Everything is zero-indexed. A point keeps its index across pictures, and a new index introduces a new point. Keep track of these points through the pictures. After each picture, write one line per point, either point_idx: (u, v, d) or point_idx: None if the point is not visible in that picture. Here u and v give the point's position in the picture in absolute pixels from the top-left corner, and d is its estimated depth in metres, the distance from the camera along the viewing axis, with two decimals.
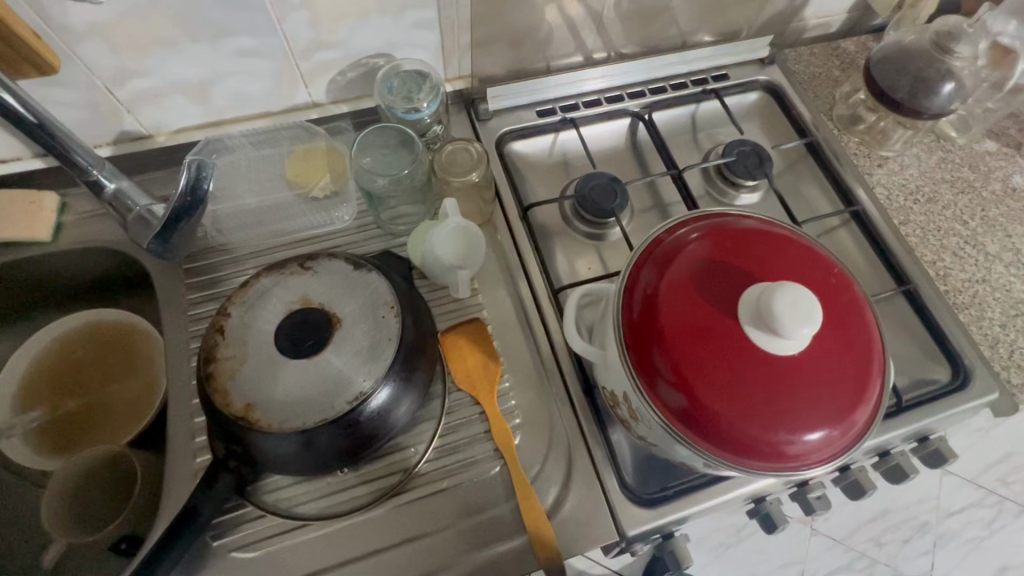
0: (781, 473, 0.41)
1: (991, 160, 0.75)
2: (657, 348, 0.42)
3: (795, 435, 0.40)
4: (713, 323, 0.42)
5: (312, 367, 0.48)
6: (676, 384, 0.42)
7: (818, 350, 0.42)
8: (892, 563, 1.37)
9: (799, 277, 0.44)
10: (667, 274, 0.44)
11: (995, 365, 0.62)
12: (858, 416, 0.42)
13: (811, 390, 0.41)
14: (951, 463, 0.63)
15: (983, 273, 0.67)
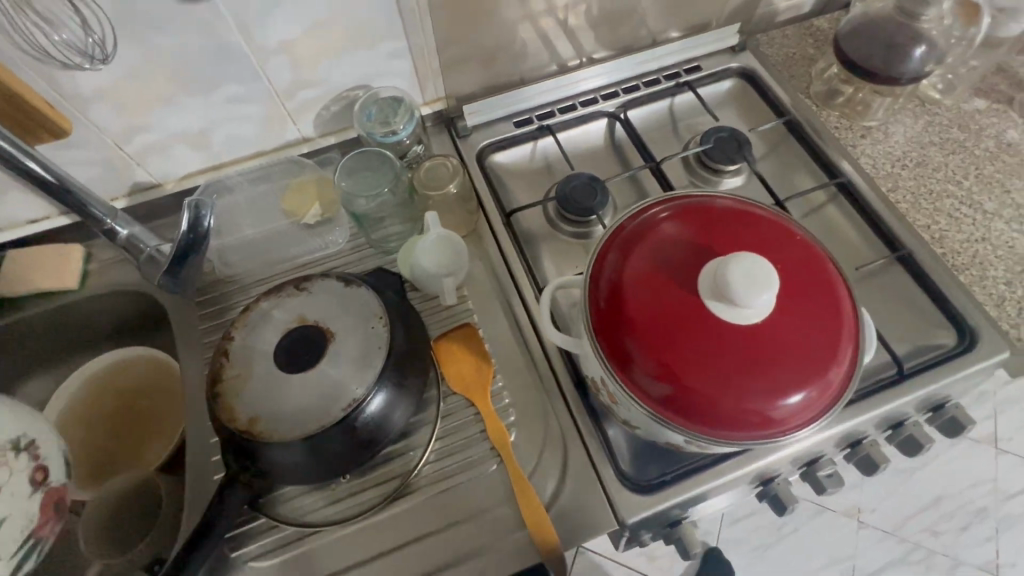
0: (761, 442, 0.42)
1: (981, 118, 0.74)
2: (630, 338, 0.43)
3: (768, 402, 0.41)
4: (680, 304, 0.42)
5: (309, 379, 0.51)
6: (652, 370, 0.42)
7: (786, 315, 0.42)
8: (952, 553, 1.29)
9: (760, 249, 0.44)
10: (629, 261, 0.45)
11: (1004, 324, 0.59)
12: (832, 376, 0.42)
13: (781, 357, 0.41)
14: (969, 430, 0.61)
15: (983, 231, 0.65)
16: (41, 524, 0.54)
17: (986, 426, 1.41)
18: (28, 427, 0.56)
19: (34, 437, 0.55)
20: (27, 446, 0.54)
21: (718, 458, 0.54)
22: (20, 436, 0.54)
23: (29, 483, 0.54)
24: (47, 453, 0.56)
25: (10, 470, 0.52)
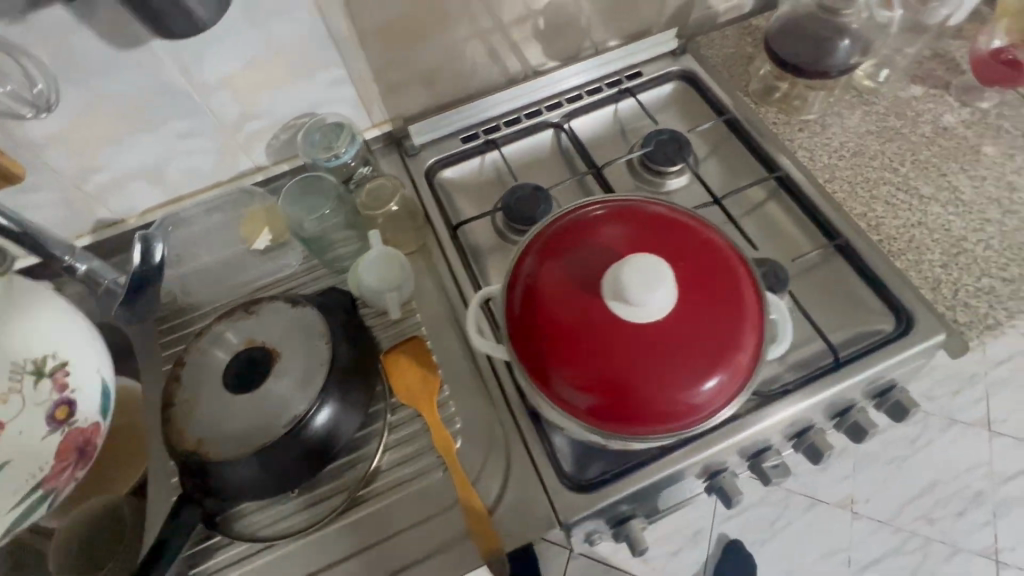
0: (678, 433, 0.44)
1: (918, 104, 0.75)
2: (545, 350, 0.45)
3: (679, 395, 0.43)
4: (587, 311, 0.44)
5: (253, 398, 0.53)
6: (568, 379, 0.44)
7: (689, 308, 0.44)
8: (950, 540, 1.27)
9: (663, 249, 0.46)
10: (539, 276, 0.46)
11: (939, 307, 0.60)
12: (737, 363, 0.44)
13: (686, 351, 0.43)
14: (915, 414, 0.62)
15: (919, 216, 0.66)
16: (52, 475, 0.52)
17: (978, 408, 1.40)
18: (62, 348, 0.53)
19: (65, 360, 0.53)
20: (52, 372, 0.52)
21: (656, 454, 0.55)
22: (47, 357, 0.52)
23: (47, 419, 0.51)
24: (78, 384, 0.53)
25: (25, 399, 0.50)
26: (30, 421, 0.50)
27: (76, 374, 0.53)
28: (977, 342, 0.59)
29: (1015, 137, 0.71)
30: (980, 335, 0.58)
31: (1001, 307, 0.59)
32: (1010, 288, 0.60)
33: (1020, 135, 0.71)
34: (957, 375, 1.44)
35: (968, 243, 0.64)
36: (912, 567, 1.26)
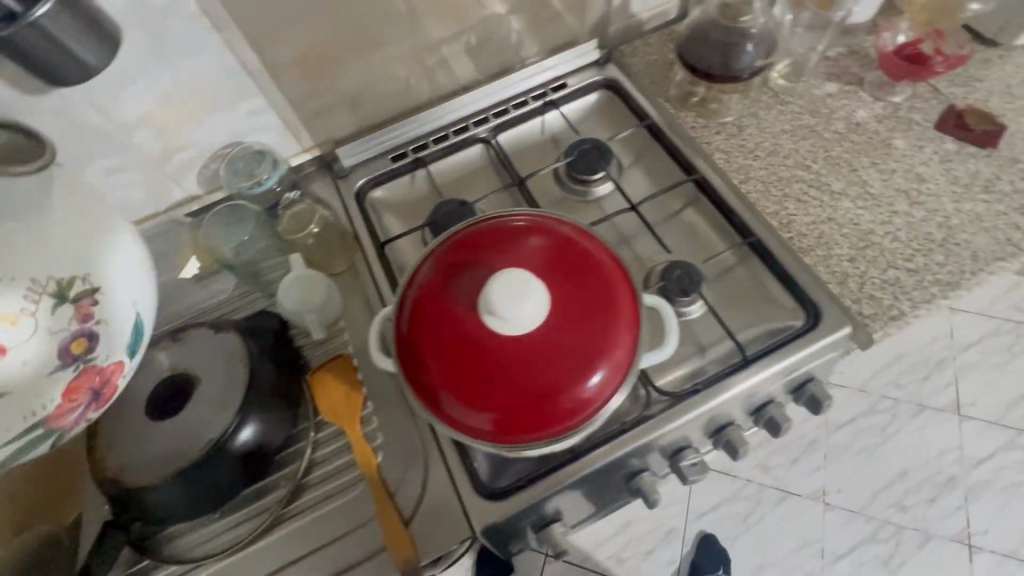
0: (571, 432, 0.47)
1: (833, 101, 0.76)
2: (429, 368, 0.46)
3: (564, 398, 0.45)
4: (466, 328, 0.45)
5: (172, 424, 0.55)
6: (452, 394, 0.46)
7: (562, 314, 0.46)
8: (924, 526, 1.27)
9: (533, 261, 0.47)
10: (418, 308, 0.47)
11: (846, 300, 0.62)
12: (616, 357, 0.46)
13: (564, 356, 0.45)
14: (829, 406, 0.64)
15: (829, 212, 0.67)
16: (60, 414, 0.42)
17: (948, 394, 1.40)
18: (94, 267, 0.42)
19: (96, 287, 0.43)
20: (78, 296, 0.41)
21: (566, 459, 0.57)
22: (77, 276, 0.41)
23: (62, 350, 0.41)
24: (104, 314, 0.43)
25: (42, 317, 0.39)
26: (39, 349, 0.40)
27: (103, 304, 0.43)
28: (882, 334, 0.60)
29: (925, 129, 0.72)
30: (883, 326, 0.59)
31: (905, 298, 0.61)
32: (915, 279, 0.62)
33: (930, 127, 0.72)
34: (926, 362, 1.45)
35: (875, 236, 0.65)
36: (886, 555, 1.26)
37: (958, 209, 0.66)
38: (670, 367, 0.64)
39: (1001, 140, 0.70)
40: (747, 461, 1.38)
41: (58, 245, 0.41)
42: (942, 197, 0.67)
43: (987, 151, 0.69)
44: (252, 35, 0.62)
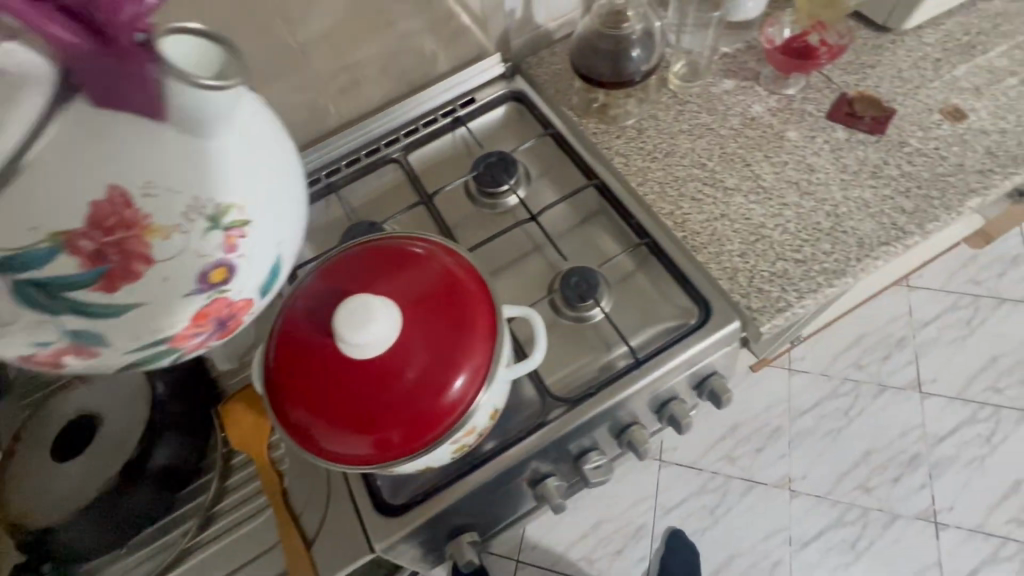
0: (445, 438, 0.48)
1: (729, 98, 0.77)
2: (290, 402, 0.47)
3: (430, 406, 0.47)
4: (320, 357, 0.47)
5: (77, 464, 0.57)
6: (315, 424, 0.47)
7: (415, 328, 0.47)
8: (889, 507, 1.28)
9: (384, 284, 0.49)
10: (281, 348, 0.48)
11: (735, 295, 0.63)
12: (475, 358, 0.48)
13: (423, 366, 0.47)
14: (728, 400, 0.66)
15: (722, 208, 0.69)
16: (186, 339, 0.36)
17: (908, 372, 1.41)
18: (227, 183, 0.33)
19: (248, 214, 0.34)
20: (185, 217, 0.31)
21: (461, 472, 0.59)
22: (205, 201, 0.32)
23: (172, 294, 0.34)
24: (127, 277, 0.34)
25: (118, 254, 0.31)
26: (180, 269, 0.33)
27: (254, 237, 0.35)
28: (771, 327, 0.61)
29: (817, 120, 0.73)
30: (771, 319, 0.61)
31: (792, 290, 0.62)
32: (802, 269, 0.63)
33: (821, 117, 0.73)
34: (885, 341, 1.45)
35: (766, 229, 0.66)
36: (852, 538, 1.27)
37: (846, 197, 0.67)
38: (570, 373, 0.65)
39: (890, 125, 0.71)
40: (712, 453, 1.39)
41: (172, 159, 0.30)
42: (830, 186, 0.68)
43: (875, 137, 0.70)
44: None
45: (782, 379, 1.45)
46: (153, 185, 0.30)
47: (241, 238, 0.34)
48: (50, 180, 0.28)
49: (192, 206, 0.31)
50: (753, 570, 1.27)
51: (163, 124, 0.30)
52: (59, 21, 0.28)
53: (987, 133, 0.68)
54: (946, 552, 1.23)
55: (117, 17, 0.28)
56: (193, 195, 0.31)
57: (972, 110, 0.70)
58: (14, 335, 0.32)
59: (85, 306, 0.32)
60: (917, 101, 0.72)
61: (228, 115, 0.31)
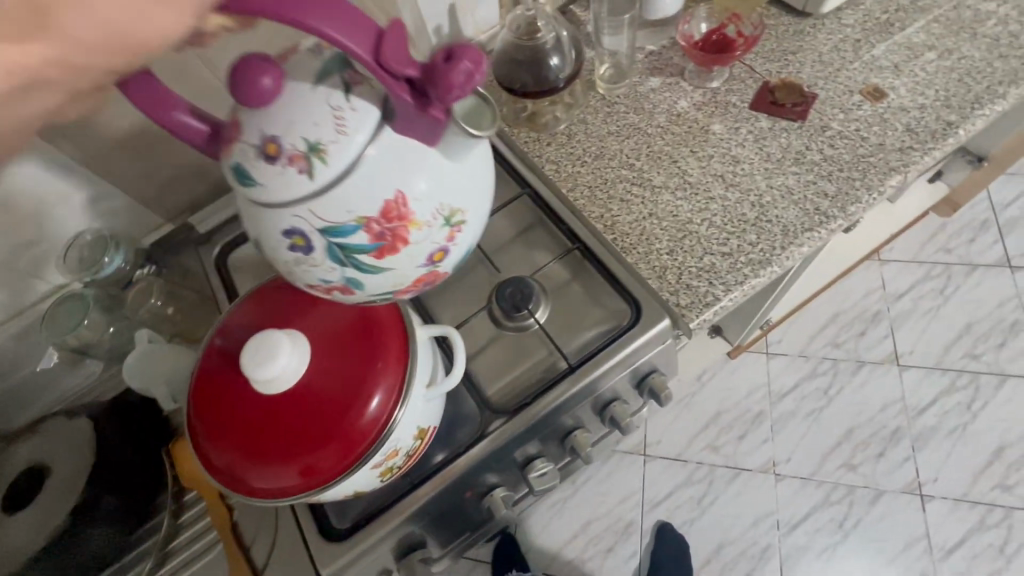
0: (367, 460, 0.48)
1: (656, 95, 0.78)
2: (211, 442, 0.48)
3: (348, 429, 0.47)
4: (235, 394, 0.48)
5: (25, 513, 0.58)
6: (236, 461, 0.47)
7: (325, 356, 0.49)
8: (874, 482, 1.28)
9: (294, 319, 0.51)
10: (201, 394, 0.50)
11: (665, 293, 0.63)
12: (388, 377, 0.49)
13: (335, 391, 0.48)
14: (669, 397, 0.66)
15: (650, 207, 0.69)
16: (406, 291, 0.45)
17: (884, 346, 1.41)
18: (466, 191, 0.42)
19: (464, 213, 0.42)
20: (440, 214, 0.40)
21: (403, 493, 0.60)
22: (449, 203, 0.41)
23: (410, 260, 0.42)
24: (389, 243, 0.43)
25: (422, 229, 0.40)
26: (420, 245, 0.41)
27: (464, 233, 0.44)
28: (700, 321, 0.62)
29: (740, 111, 0.74)
30: (699, 314, 0.61)
31: (720, 283, 0.62)
32: (729, 262, 0.64)
33: (745, 108, 0.74)
34: (861, 317, 1.45)
35: (693, 225, 0.67)
36: (840, 517, 1.27)
37: (770, 185, 0.67)
38: (510, 384, 0.66)
39: (811, 110, 0.71)
40: (696, 443, 1.39)
41: (436, 177, 0.39)
42: (754, 176, 0.68)
43: (797, 124, 0.71)
44: (71, 142, 0.64)
45: (760, 364, 1.45)
46: (413, 193, 0.39)
47: (455, 237, 0.43)
48: (385, 166, 0.37)
49: (433, 212, 0.40)
50: (743, 557, 1.27)
51: (431, 149, 0.39)
52: (404, 88, 0.35)
53: (907, 110, 0.69)
54: (933, 523, 1.23)
55: (450, 94, 0.35)
56: (436, 204, 0.40)
57: (891, 88, 0.71)
58: (312, 271, 0.41)
59: (363, 266, 0.41)
60: (837, 84, 0.73)
61: (468, 147, 0.41)
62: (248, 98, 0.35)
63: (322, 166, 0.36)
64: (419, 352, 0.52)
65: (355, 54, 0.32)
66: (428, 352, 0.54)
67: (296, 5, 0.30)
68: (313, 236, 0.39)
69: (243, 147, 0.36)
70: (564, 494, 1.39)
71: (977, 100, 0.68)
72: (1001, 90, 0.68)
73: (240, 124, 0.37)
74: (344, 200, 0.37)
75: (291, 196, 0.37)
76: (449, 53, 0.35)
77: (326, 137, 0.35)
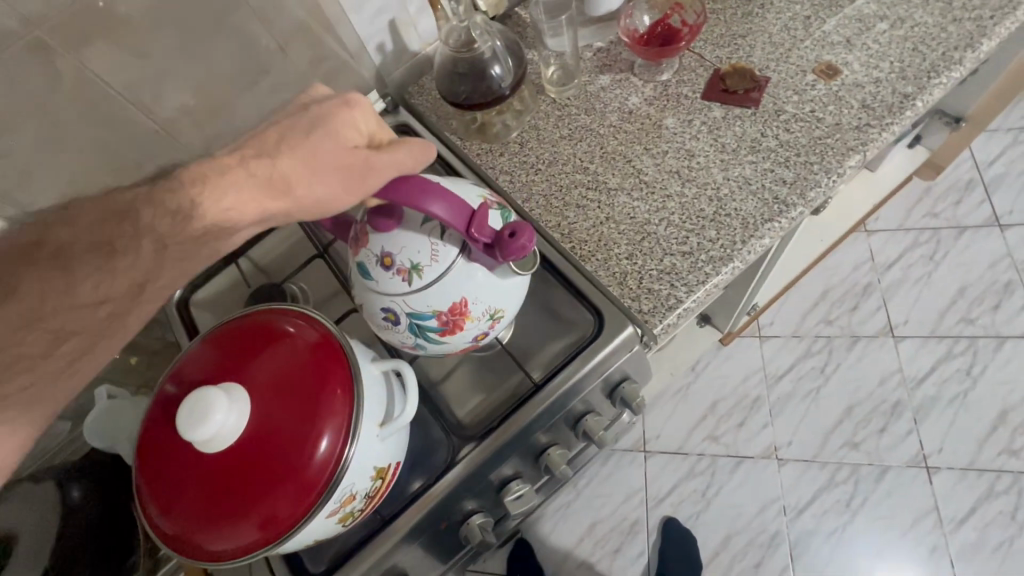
0: (322, 508, 0.46)
1: (607, 93, 0.76)
2: (162, 509, 0.47)
3: (298, 477, 0.46)
4: (181, 454, 0.47)
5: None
6: (188, 523, 0.46)
7: (269, 403, 0.47)
8: (877, 458, 1.26)
9: (236, 368, 0.49)
10: (149, 457, 0.48)
11: (626, 300, 0.61)
12: (336, 417, 0.48)
13: (281, 440, 0.46)
14: (641, 403, 0.64)
15: (607, 211, 0.67)
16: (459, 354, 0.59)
17: (878, 319, 1.39)
18: (509, 294, 0.54)
19: (505, 314, 0.55)
20: (492, 315, 0.54)
21: (373, 531, 0.59)
22: (496, 307, 0.54)
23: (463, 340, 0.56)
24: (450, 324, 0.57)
25: (475, 325, 0.53)
26: (471, 333, 0.54)
27: (504, 324, 0.57)
28: (664, 326, 0.60)
29: (693, 101, 0.72)
30: (663, 318, 0.59)
31: (681, 284, 0.61)
32: (690, 261, 0.62)
33: (697, 98, 0.72)
34: (852, 291, 1.43)
35: (651, 226, 0.65)
36: (847, 497, 1.25)
37: (727, 177, 0.65)
38: (479, 405, 0.65)
39: (764, 95, 0.69)
40: (696, 434, 1.38)
41: (493, 292, 0.53)
42: (711, 168, 0.66)
43: (751, 110, 0.69)
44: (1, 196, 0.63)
45: (754, 348, 1.43)
46: (473, 300, 0.52)
47: (496, 325, 0.56)
48: (458, 283, 0.51)
49: (483, 311, 0.53)
50: (753, 547, 1.25)
51: (492, 272, 0.52)
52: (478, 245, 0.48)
53: (861, 86, 0.67)
54: (941, 495, 1.21)
55: (508, 258, 0.47)
56: (488, 307, 0.53)
57: (844, 64, 0.68)
58: (394, 335, 0.56)
59: (431, 340, 0.54)
60: (789, 65, 0.70)
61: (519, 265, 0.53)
62: (381, 227, 0.50)
63: (417, 279, 0.50)
64: (367, 389, 0.51)
65: (451, 225, 0.46)
66: (380, 389, 0.53)
67: (418, 197, 0.44)
68: (401, 316, 0.53)
69: (369, 254, 0.52)
70: (568, 498, 1.38)
71: (933, 69, 0.65)
72: (957, 56, 0.66)
73: (370, 236, 0.52)
74: (425, 298, 0.51)
75: (393, 291, 0.51)
76: (516, 229, 0.47)
77: (424, 261, 0.50)
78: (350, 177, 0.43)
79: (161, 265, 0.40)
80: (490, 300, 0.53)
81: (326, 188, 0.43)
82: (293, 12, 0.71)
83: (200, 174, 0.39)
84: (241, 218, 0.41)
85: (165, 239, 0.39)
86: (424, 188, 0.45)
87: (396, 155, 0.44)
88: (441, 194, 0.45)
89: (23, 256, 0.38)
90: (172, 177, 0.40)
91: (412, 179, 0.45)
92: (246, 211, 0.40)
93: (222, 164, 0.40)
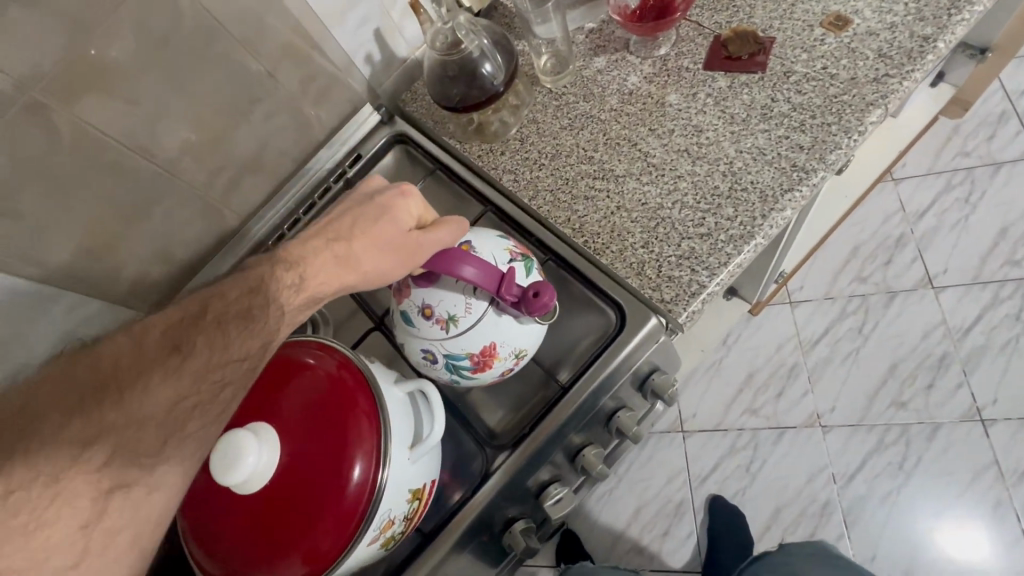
0: (364, 535, 0.46)
1: (603, 75, 0.73)
2: (208, 552, 0.47)
3: (335, 507, 0.46)
4: (223, 498, 0.47)
5: None
6: (236, 564, 0.46)
7: (299, 436, 0.47)
8: (927, 416, 1.21)
9: (263, 405, 0.49)
10: (192, 501, 0.49)
11: (647, 292, 0.59)
12: (364, 443, 0.47)
13: (315, 471, 0.46)
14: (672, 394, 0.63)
15: (618, 200, 0.65)
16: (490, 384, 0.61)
17: (915, 271, 1.33)
18: (533, 330, 0.55)
19: (530, 352, 0.56)
20: (519, 355, 0.54)
21: (416, 549, 0.59)
22: (522, 347, 0.54)
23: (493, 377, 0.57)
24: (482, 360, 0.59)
25: (502, 367, 0.54)
26: (495, 373, 0.54)
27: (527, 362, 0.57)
28: (689, 314, 0.57)
29: (695, 74, 0.68)
30: (686, 307, 0.57)
31: (702, 268, 0.58)
32: (708, 243, 0.59)
33: (699, 70, 0.68)
34: (884, 245, 1.37)
35: (664, 210, 0.62)
36: (899, 460, 1.20)
37: (740, 150, 0.62)
38: (510, 412, 0.64)
39: (770, 56, 0.66)
40: (734, 410, 1.35)
41: (522, 334, 0.54)
42: (721, 142, 0.63)
43: (758, 75, 0.65)
44: (17, 256, 0.62)
45: (786, 315, 1.39)
46: (504, 343, 0.53)
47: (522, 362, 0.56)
48: (491, 329, 0.52)
49: (510, 351, 0.53)
50: (804, 518, 1.21)
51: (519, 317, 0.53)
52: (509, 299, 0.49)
53: (876, 34, 0.62)
54: (1000, 449, 1.16)
55: (535, 309, 0.48)
56: (515, 348, 0.54)
57: (854, 13, 0.64)
58: (433, 372, 0.57)
59: (465, 378, 0.55)
60: (794, 22, 0.66)
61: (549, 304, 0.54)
62: (423, 282, 0.52)
63: (454, 328, 0.51)
64: (394, 414, 0.51)
65: (483, 287, 0.48)
66: (408, 412, 0.53)
67: (453, 263, 0.46)
68: (438, 356, 0.54)
69: (411, 305, 0.53)
70: (609, 486, 1.37)
71: (953, 5, 0.61)
72: None
73: (410, 288, 0.54)
74: (459, 343, 0.52)
75: (431, 337, 0.53)
76: (539, 287, 0.49)
77: (460, 311, 0.51)
78: (402, 256, 0.49)
79: (282, 327, 0.44)
80: (520, 342, 0.54)
81: (382, 267, 0.49)
82: (276, 35, 0.70)
83: (303, 257, 0.47)
84: (328, 293, 0.47)
85: (286, 307, 0.44)
86: (461, 254, 0.47)
87: (437, 233, 0.50)
88: (475, 259, 0.47)
89: (191, 323, 0.40)
90: (271, 255, 0.48)
91: (450, 250, 0.47)
92: (333, 286, 0.48)
93: (311, 245, 0.49)
